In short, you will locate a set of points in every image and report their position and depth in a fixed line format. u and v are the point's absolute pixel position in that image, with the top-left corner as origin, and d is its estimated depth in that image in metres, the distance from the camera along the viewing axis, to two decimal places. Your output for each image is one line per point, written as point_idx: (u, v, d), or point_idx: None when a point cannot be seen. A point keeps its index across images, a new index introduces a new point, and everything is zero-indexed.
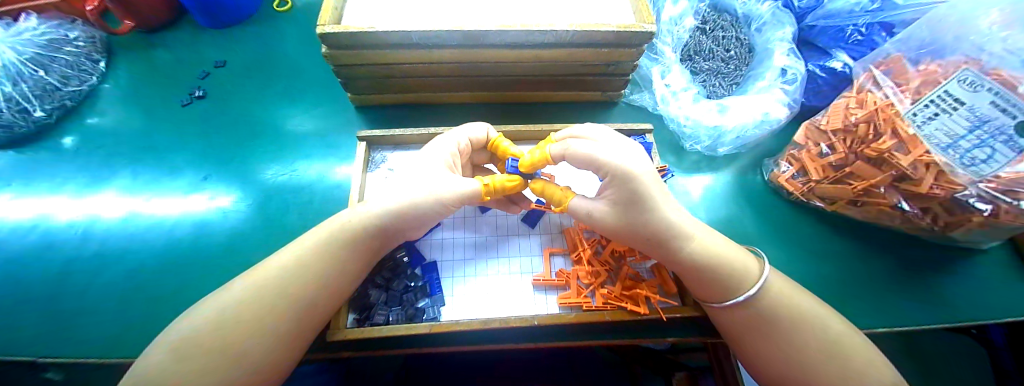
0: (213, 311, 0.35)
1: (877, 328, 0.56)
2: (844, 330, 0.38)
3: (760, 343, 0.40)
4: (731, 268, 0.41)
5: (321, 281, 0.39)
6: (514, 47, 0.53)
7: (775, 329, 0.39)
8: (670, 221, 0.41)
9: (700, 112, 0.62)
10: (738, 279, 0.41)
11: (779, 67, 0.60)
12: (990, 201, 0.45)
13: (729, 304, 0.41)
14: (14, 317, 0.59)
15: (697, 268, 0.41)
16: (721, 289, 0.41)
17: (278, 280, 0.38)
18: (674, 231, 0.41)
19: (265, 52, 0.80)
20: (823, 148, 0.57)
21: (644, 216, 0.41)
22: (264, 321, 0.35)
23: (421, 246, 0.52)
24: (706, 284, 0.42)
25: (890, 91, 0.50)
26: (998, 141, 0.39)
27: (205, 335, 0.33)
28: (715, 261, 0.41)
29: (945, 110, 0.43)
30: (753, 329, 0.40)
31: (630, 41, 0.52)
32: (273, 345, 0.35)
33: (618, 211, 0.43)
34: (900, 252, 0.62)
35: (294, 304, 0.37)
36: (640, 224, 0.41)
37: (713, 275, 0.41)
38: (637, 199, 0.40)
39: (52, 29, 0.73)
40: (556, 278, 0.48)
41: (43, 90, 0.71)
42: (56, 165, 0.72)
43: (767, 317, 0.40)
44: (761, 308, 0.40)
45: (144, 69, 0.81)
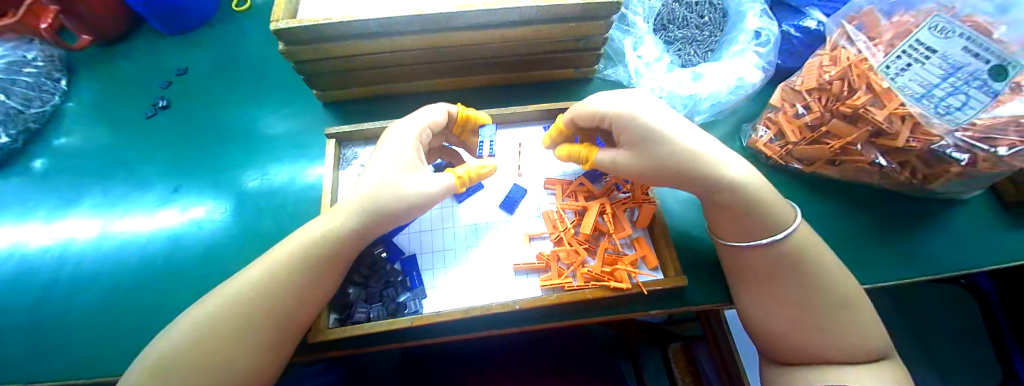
0: (190, 323, 0.34)
1: (869, 285, 0.56)
2: (848, 283, 0.38)
3: (775, 285, 0.39)
4: (769, 214, 0.38)
5: (292, 290, 0.37)
6: (478, 28, 0.51)
7: (796, 277, 0.38)
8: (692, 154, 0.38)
9: (674, 82, 0.60)
10: (779, 220, 0.38)
11: (752, 29, 0.58)
12: (967, 150, 0.45)
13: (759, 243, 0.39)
14: None
15: (731, 202, 0.39)
16: (755, 226, 0.39)
17: (251, 290, 0.36)
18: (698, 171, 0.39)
19: (228, 54, 0.78)
20: (799, 109, 0.56)
21: (659, 152, 0.40)
22: (249, 320, 0.35)
23: (397, 240, 0.51)
24: (738, 221, 0.39)
25: (863, 45, 0.49)
26: (972, 87, 0.39)
27: (184, 352, 0.32)
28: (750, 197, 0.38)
29: (917, 60, 0.42)
30: (772, 274, 0.39)
31: (596, 13, 0.50)
32: (253, 351, 0.35)
33: (634, 153, 0.42)
34: (882, 206, 0.61)
35: (266, 313, 0.36)
36: (656, 162, 0.40)
37: (745, 216, 0.39)
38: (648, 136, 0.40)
39: (8, 50, 0.70)
40: (537, 261, 0.47)
41: (7, 115, 0.68)
42: (25, 190, 0.70)
43: (790, 263, 0.38)
44: (792, 254, 0.38)
45: (107, 84, 0.78)
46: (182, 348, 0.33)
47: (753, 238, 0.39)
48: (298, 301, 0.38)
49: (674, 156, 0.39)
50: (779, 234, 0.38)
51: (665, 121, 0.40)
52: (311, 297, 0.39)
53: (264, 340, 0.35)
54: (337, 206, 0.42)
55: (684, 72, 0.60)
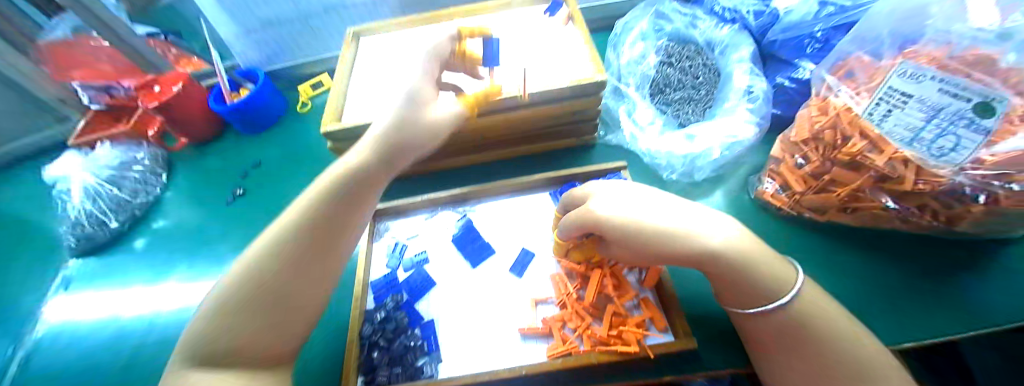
0: (205, 328, 0.33)
1: (928, 340, 0.49)
2: (880, 355, 0.34)
3: (795, 354, 0.36)
4: (759, 279, 0.38)
5: (302, 268, 0.37)
6: (486, 114, 0.60)
7: (813, 345, 0.35)
8: (674, 247, 0.40)
9: (670, 143, 0.64)
10: (773, 285, 0.38)
11: (742, 88, 0.63)
12: (984, 189, 0.44)
13: (761, 309, 0.38)
14: None
15: (721, 273, 0.39)
16: (751, 293, 0.38)
17: (258, 275, 0.35)
18: (684, 258, 0.40)
19: (289, 144, 0.94)
20: (798, 159, 0.57)
21: (642, 250, 0.42)
22: (258, 312, 0.34)
23: (419, 306, 0.56)
24: (732, 288, 0.39)
25: (847, 95, 0.50)
26: (961, 126, 0.39)
27: (210, 353, 0.32)
28: (739, 265, 0.38)
29: (896, 105, 0.43)
30: (785, 340, 0.37)
31: (587, 91, 0.58)
32: (284, 334, 0.35)
33: (622, 248, 0.44)
34: (921, 253, 0.57)
35: (282, 296, 0.35)
36: (642, 256, 0.43)
37: (740, 286, 0.39)
38: (629, 239, 0.42)
39: (126, 154, 0.91)
40: (542, 326, 0.50)
41: (117, 205, 0.87)
42: (126, 265, 0.85)
43: (801, 328, 0.36)
44: (799, 318, 0.36)
45: (198, 175, 0.96)
46: (207, 348, 0.32)
47: (754, 306, 0.39)
48: (306, 274, 0.37)
49: (656, 252, 0.41)
50: (777, 300, 0.37)
51: (648, 217, 0.42)
52: (321, 269, 0.38)
53: (288, 329, 0.35)
54: (320, 184, 0.40)
55: (678, 133, 0.64)
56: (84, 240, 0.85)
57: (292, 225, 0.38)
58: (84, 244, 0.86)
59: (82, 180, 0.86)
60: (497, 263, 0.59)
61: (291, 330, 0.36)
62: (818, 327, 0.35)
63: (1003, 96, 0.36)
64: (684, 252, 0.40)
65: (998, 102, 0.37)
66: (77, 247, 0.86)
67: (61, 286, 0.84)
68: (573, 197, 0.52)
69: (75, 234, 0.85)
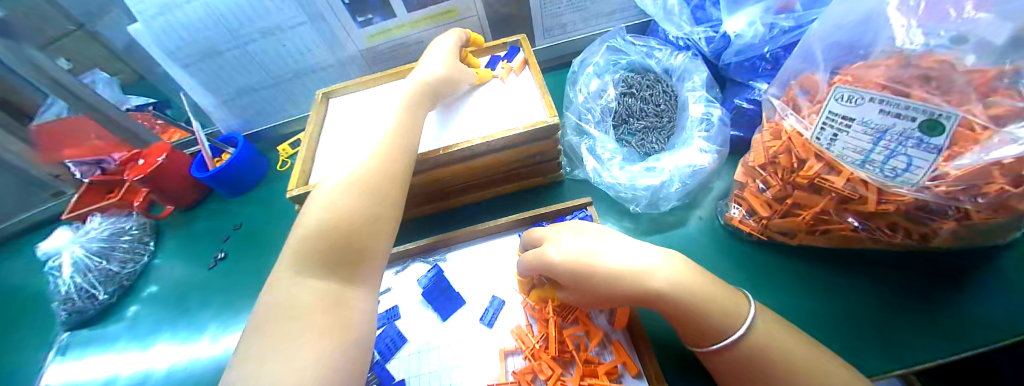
0: (291, 282, 0.38)
1: (918, 366, 0.47)
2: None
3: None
4: (708, 319, 0.38)
5: (366, 224, 0.42)
6: (448, 164, 0.62)
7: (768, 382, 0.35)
8: (620, 284, 0.41)
9: (632, 175, 0.63)
10: (724, 321, 0.38)
11: (699, 115, 0.64)
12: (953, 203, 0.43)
13: (716, 346, 0.39)
14: None
15: (672, 308, 0.40)
16: (702, 330, 0.39)
17: (330, 227, 0.40)
18: (633, 296, 0.41)
19: (273, 202, 0.97)
20: (760, 185, 0.57)
21: (593, 291, 0.43)
22: (343, 255, 0.40)
23: (390, 366, 0.55)
24: (685, 324, 0.40)
25: (795, 117, 0.51)
26: (909, 146, 0.40)
27: (304, 295, 0.37)
28: (687, 299, 0.39)
29: (840, 129, 0.45)
30: (744, 376, 0.37)
31: (542, 135, 0.60)
32: (362, 277, 0.41)
33: (575, 290, 0.45)
34: (908, 270, 0.55)
35: (356, 247, 0.41)
36: (595, 297, 0.43)
37: (692, 322, 0.39)
38: (578, 279, 0.43)
39: (114, 223, 0.92)
40: (511, 380, 0.49)
41: (105, 276, 0.88)
42: (112, 337, 0.85)
43: (757, 366, 0.36)
44: (755, 358, 0.36)
45: (185, 239, 0.98)
46: (295, 293, 0.37)
47: (710, 342, 0.39)
48: (373, 224, 0.43)
49: (606, 293, 0.42)
50: (730, 339, 0.38)
51: (595, 254, 0.43)
52: (385, 219, 0.44)
53: (362, 269, 0.41)
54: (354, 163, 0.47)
55: (639, 166, 0.63)
56: (75, 313, 0.86)
57: (353, 187, 0.44)
58: (75, 317, 0.86)
59: (71, 253, 0.85)
60: (467, 314, 0.58)
61: (366, 270, 0.42)
62: (774, 361, 0.35)
63: (948, 112, 0.36)
64: (631, 289, 0.40)
65: (945, 118, 0.37)
66: (66, 321, 0.86)
67: (59, 351, 0.84)
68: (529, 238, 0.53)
69: (64, 308, 0.85)
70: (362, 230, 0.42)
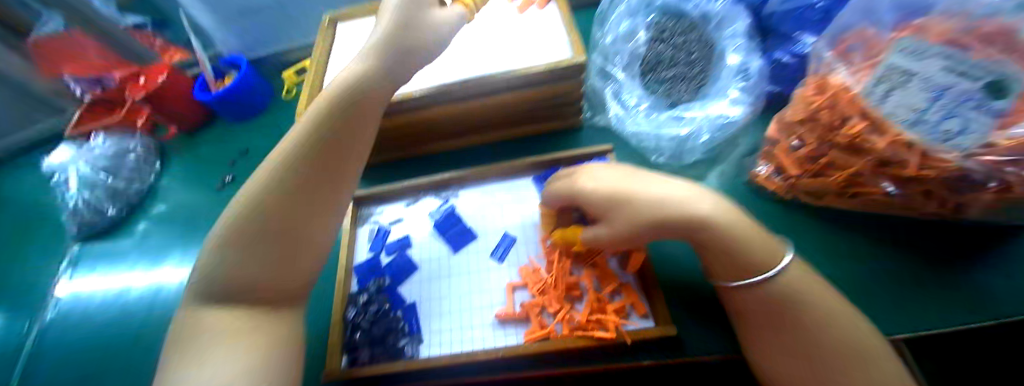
0: (215, 264, 0.37)
1: (923, 330, 0.48)
2: (857, 332, 0.35)
3: (774, 327, 0.37)
4: (753, 250, 0.38)
5: (301, 209, 0.38)
6: (464, 100, 0.58)
7: (791, 319, 0.36)
8: (663, 207, 0.40)
9: (660, 122, 0.61)
10: (763, 254, 0.38)
11: (734, 65, 0.59)
12: (999, 175, 0.40)
13: (752, 282, 0.38)
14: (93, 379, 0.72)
15: (716, 235, 0.38)
16: (742, 261, 0.38)
17: (256, 212, 0.36)
18: (678, 219, 0.40)
19: (278, 132, 0.93)
20: (794, 142, 0.55)
21: (632, 216, 0.42)
22: (267, 250, 0.36)
23: (401, 289, 0.57)
24: (726, 257, 0.39)
25: (846, 72, 0.48)
26: (968, 107, 0.39)
27: (226, 285, 0.36)
28: (729, 226, 0.38)
29: (899, 84, 0.41)
30: (766, 314, 0.37)
31: (567, 74, 0.55)
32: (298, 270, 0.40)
33: (610, 220, 0.44)
34: (931, 241, 0.54)
35: (288, 239, 0.38)
36: (634, 225, 0.41)
37: (733, 253, 0.38)
38: (618, 203, 0.43)
39: (118, 142, 0.91)
40: (519, 312, 0.50)
41: (112, 192, 0.88)
42: (123, 251, 0.87)
43: (781, 304, 0.36)
44: (783, 296, 0.36)
45: (192, 161, 0.95)
46: (219, 282, 0.36)
47: (745, 277, 0.38)
48: (307, 207, 0.38)
49: (648, 218, 0.41)
50: (761, 276, 0.37)
51: (637, 184, 0.44)
52: (324, 203, 0.40)
53: (294, 260, 0.38)
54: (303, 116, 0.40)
55: (668, 112, 0.61)
56: (83, 226, 0.87)
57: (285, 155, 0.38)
58: (84, 230, 0.88)
59: (76, 169, 0.87)
60: (478, 248, 0.58)
61: (305, 257, 0.40)
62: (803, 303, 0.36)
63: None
64: (674, 212, 0.40)
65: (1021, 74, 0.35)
66: (77, 234, 0.88)
67: (71, 267, 0.87)
68: (552, 182, 0.52)
69: (75, 221, 0.87)
70: (296, 227, 0.38)
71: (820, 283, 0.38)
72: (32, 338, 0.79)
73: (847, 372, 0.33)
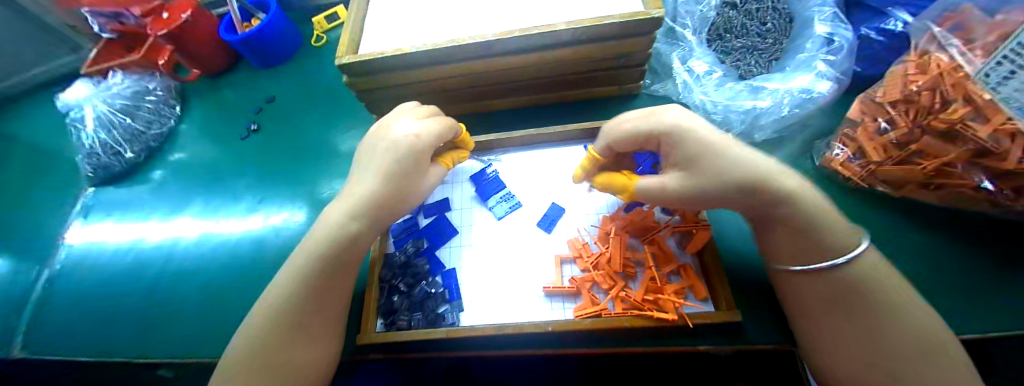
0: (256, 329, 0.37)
1: (997, 334, 0.44)
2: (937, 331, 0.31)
3: (837, 316, 0.34)
4: (832, 233, 0.34)
5: (339, 262, 0.40)
6: (516, 53, 0.53)
7: (859, 306, 0.33)
8: (755, 166, 0.35)
9: (731, 95, 0.56)
10: (845, 238, 0.34)
11: (821, 35, 0.52)
12: None
13: (823, 265, 0.34)
14: (113, 323, 0.71)
15: (802, 208, 0.34)
16: (822, 241, 0.34)
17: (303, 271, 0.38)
18: (766, 180, 0.34)
19: (306, 83, 0.89)
20: (882, 124, 0.47)
21: (716, 169, 0.36)
22: (299, 350, 0.37)
23: (439, 254, 0.55)
24: (805, 234, 0.35)
25: (957, 50, 0.40)
26: None
27: (264, 346, 0.36)
28: (815, 203, 0.34)
29: (1021, 67, 0.31)
30: (825, 302, 0.35)
31: (636, 31, 0.49)
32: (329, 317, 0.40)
33: (687, 170, 0.38)
34: (1011, 241, 0.49)
35: (324, 290, 0.39)
36: (716, 177, 0.36)
37: (815, 229, 0.34)
38: (703, 151, 0.37)
39: (135, 83, 0.86)
40: (569, 286, 0.47)
41: (131, 135, 0.84)
42: (142, 197, 0.84)
43: (846, 294, 0.33)
44: (852, 285, 0.33)
45: (213, 109, 0.91)
46: (258, 342, 0.36)
47: (817, 260, 0.35)
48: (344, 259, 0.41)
49: (736, 174, 0.35)
50: (830, 263, 0.34)
51: (726, 137, 0.38)
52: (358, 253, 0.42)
53: (328, 309, 0.40)
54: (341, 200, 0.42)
55: (743, 83, 0.56)
56: (100, 168, 0.84)
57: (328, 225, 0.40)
58: (101, 173, 0.85)
59: (93, 107, 0.83)
60: (523, 217, 0.55)
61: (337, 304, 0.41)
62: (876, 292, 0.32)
63: None
64: (765, 172, 0.35)
65: None
66: (94, 176, 0.86)
67: (81, 215, 0.85)
68: (608, 128, 0.45)
69: (90, 162, 0.84)
70: (333, 279, 0.40)
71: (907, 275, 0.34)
72: (40, 286, 0.78)
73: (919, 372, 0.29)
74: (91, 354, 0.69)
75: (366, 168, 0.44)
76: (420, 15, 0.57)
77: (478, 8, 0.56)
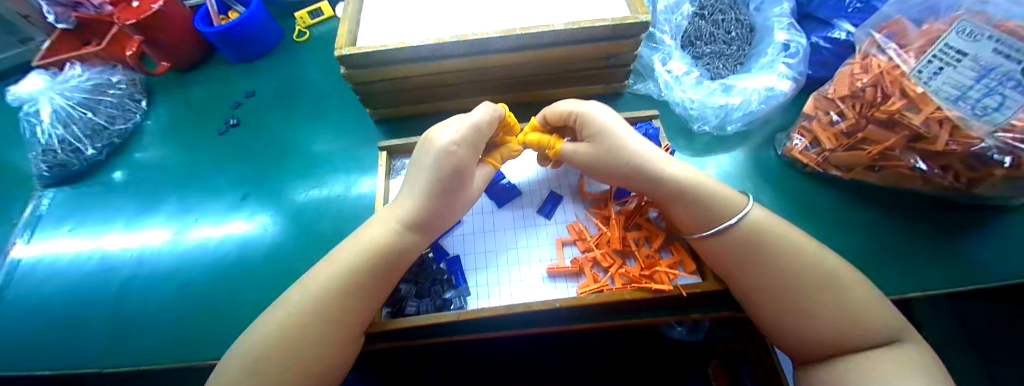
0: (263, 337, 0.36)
1: (931, 290, 0.53)
2: (823, 260, 0.37)
3: (745, 270, 0.40)
4: (709, 194, 0.43)
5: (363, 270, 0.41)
6: (515, 50, 0.55)
7: (760, 256, 0.39)
8: (636, 151, 0.46)
9: (705, 94, 0.63)
10: (721, 206, 0.42)
11: (780, 42, 0.60)
12: (1010, 153, 0.42)
13: (712, 232, 0.41)
14: (75, 336, 0.65)
15: (670, 185, 0.44)
16: (696, 208, 0.43)
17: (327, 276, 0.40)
18: (640, 159, 0.46)
19: (289, 79, 0.86)
20: (834, 116, 0.56)
21: (609, 150, 0.48)
22: (315, 347, 0.36)
23: (443, 242, 0.55)
24: (677, 203, 0.44)
25: (893, 52, 0.48)
26: (1008, 87, 0.38)
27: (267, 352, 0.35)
28: (685, 182, 0.44)
29: (948, 63, 0.41)
30: (735, 259, 0.40)
31: (626, 32, 0.53)
32: (333, 328, 0.37)
33: (593, 145, 0.50)
34: (929, 215, 0.59)
35: (340, 295, 0.39)
36: (608, 152, 0.48)
37: (688, 198, 0.43)
38: (602, 135, 0.49)
39: (97, 75, 0.80)
40: (570, 266, 0.50)
41: (91, 130, 0.78)
42: (104, 199, 0.78)
43: (746, 249, 0.39)
44: (751, 238, 0.39)
45: (182, 104, 0.86)
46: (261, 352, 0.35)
47: (706, 227, 0.42)
48: (370, 256, 0.42)
49: (620, 155, 0.47)
50: (724, 224, 0.41)
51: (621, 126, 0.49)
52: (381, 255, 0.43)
53: (341, 312, 0.38)
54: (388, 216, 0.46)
55: (715, 83, 0.63)
56: (58, 167, 0.77)
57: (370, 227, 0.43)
58: (57, 172, 0.78)
59: (49, 100, 0.75)
60: (523, 205, 0.57)
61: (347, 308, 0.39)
62: (771, 245, 0.39)
63: None
64: (642, 156, 0.46)
65: None
66: (50, 175, 0.78)
67: (27, 229, 0.76)
68: (546, 110, 0.56)
69: (45, 160, 0.76)
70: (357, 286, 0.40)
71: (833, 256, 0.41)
72: None
73: (824, 302, 0.35)
74: (51, 369, 0.63)
75: (416, 175, 0.48)
76: (420, 10, 0.59)
77: (477, 5, 0.58)
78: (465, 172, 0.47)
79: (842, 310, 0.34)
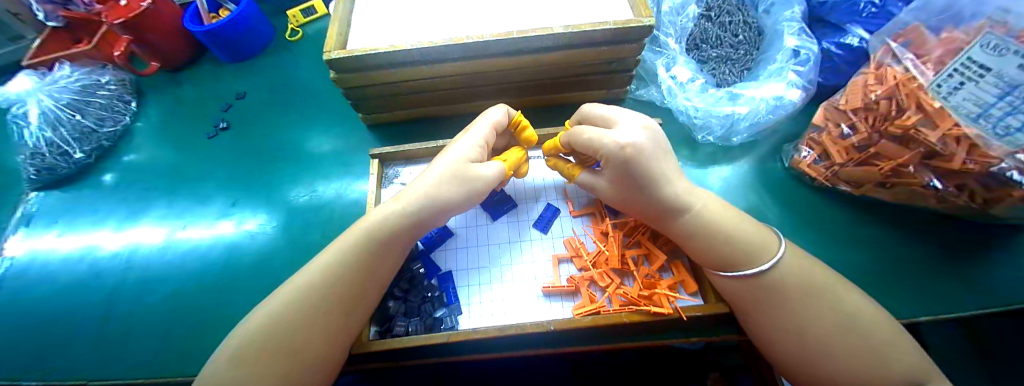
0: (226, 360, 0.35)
1: (947, 313, 0.51)
2: (851, 300, 0.37)
3: (766, 309, 0.39)
4: (738, 246, 0.41)
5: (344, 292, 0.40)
6: (512, 55, 0.53)
7: (780, 295, 0.38)
8: (669, 201, 0.43)
9: (710, 102, 0.60)
10: (747, 257, 0.40)
11: (790, 48, 0.58)
12: None
13: (733, 277, 0.41)
14: (64, 341, 0.64)
15: (698, 237, 0.42)
16: (722, 262, 0.41)
17: (308, 291, 0.39)
18: (669, 209, 0.43)
19: (282, 80, 0.84)
20: (844, 129, 0.53)
21: (639, 196, 0.44)
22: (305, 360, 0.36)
23: (435, 257, 0.53)
24: (703, 254, 0.43)
25: (911, 63, 0.46)
26: None
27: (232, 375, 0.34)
28: (715, 234, 0.42)
29: (970, 78, 0.38)
30: (751, 297, 0.40)
31: (628, 38, 0.51)
32: (325, 341, 0.37)
33: (620, 186, 0.45)
34: (941, 234, 0.57)
35: (315, 315, 0.38)
36: (637, 199, 0.45)
37: (715, 251, 0.41)
38: (633, 180, 0.43)
39: (87, 75, 0.78)
40: (567, 285, 0.48)
41: (80, 133, 0.76)
42: (93, 201, 0.76)
43: (763, 289, 0.39)
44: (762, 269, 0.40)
45: (172, 106, 0.84)
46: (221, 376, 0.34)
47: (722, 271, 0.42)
48: (356, 273, 0.41)
49: (652, 202, 0.44)
50: (754, 271, 0.40)
51: (656, 168, 0.43)
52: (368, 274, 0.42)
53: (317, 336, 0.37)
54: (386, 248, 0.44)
55: (720, 91, 0.61)
56: (45, 171, 0.75)
57: (355, 244, 0.42)
58: (45, 175, 0.76)
59: (38, 102, 0.73)
60: (520, 218, 0.55)
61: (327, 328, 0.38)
62: (788, 282, 0.39)
63: None
64: (673, 206, 0.43)
65: None
66: (37, 178, 0.76)
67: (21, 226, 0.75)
68: (570, 134, 0.48)
69: (34, 163, 0.74)
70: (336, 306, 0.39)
71: (841, 282, 0.39)
72: None
73: (851, 340, 0.34)
74: (37, 377, 0.61)
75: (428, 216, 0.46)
76: (413, 12, 0.56)
77: (473, 8, 0.56)
78: (470, 159, 0.47)
79: (869, 347, 0.34)
